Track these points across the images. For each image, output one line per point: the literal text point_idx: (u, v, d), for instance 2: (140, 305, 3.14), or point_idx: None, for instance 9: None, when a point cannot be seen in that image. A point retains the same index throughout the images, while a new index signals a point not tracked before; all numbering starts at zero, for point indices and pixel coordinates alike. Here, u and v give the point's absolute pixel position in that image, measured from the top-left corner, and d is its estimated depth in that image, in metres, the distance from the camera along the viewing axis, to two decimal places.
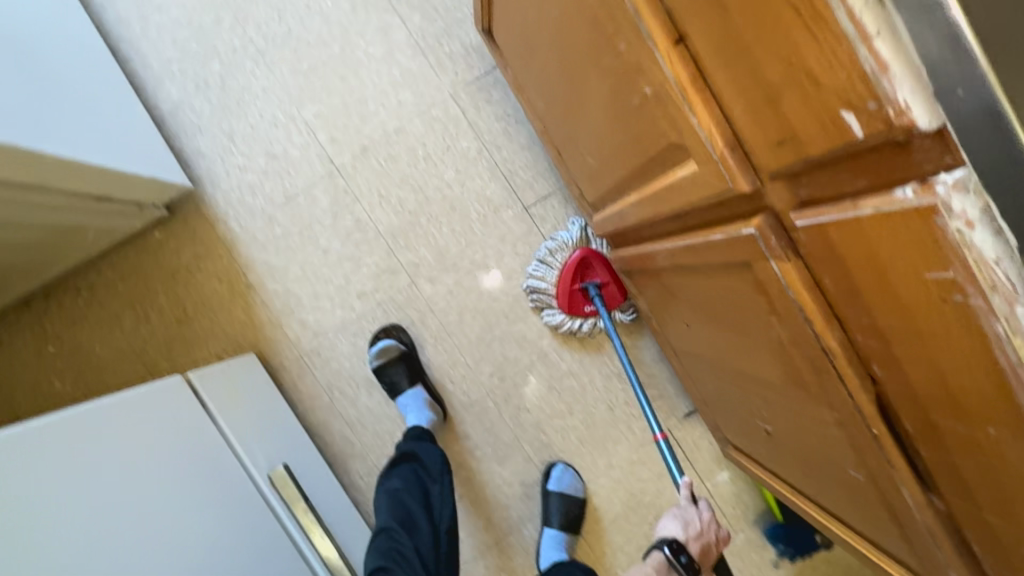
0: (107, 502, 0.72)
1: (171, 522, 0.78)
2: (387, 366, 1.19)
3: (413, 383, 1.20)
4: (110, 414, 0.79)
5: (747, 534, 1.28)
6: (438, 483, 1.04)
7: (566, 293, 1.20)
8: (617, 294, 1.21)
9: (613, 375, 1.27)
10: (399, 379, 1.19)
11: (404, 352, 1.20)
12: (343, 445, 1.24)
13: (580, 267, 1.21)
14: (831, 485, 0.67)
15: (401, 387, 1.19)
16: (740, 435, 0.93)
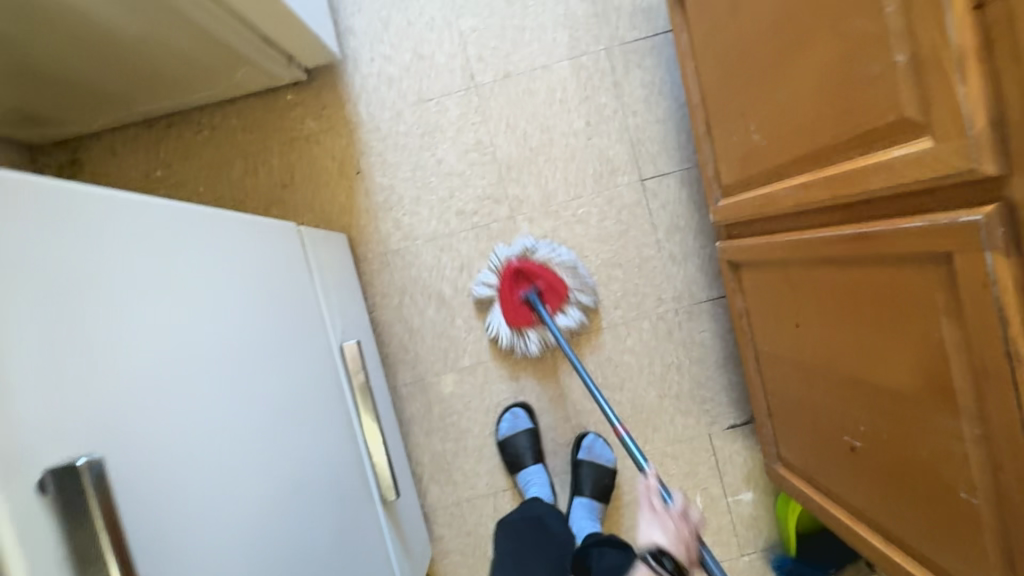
0: (237, 306, 0.71)
1: (277, 358, 0.78)
2: (513, 440, 1.23)
3: (536, 460, 1.24)
4: (242, 231, 0.79)
5: (751, 559, 1.28)
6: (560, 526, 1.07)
7: (509, 302, 1.23)
8: (556, 294, 1.23)
9: (672, 366, 1.26)
10: (526, 453, 1.23)
11: (530, 429, 1.24)
12: (398, 349, 1.26)
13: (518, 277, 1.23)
14: (919, 506, 0.66)
15: (523, 462, 1.24)
16: (804, 446, 0.93)
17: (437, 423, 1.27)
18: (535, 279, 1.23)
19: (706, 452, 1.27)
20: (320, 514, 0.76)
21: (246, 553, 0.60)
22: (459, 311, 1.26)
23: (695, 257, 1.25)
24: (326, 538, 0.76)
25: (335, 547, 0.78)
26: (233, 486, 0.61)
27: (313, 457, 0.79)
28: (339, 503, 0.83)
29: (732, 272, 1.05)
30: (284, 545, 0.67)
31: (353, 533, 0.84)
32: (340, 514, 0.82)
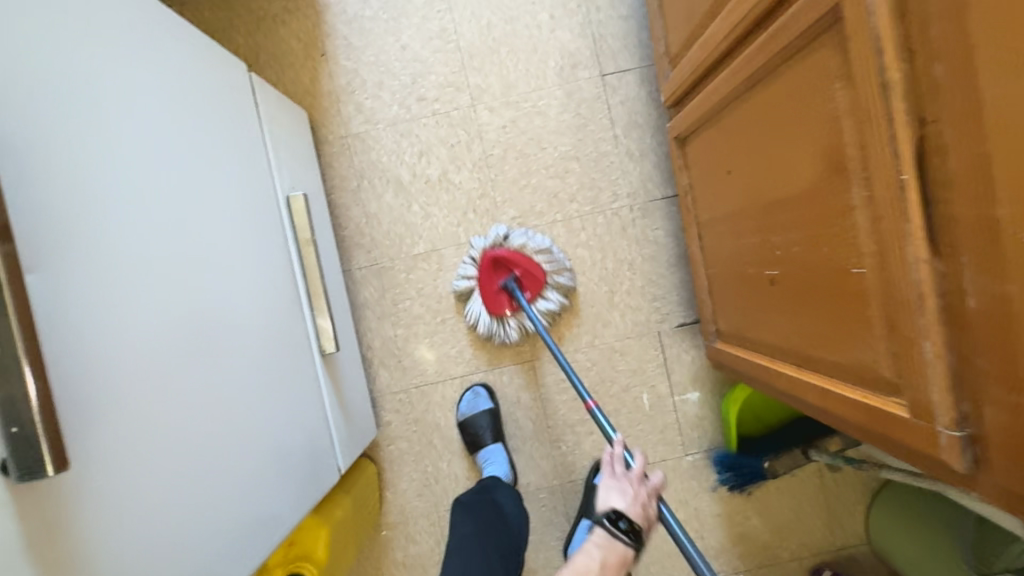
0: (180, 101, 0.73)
1: (211, 167, 0.79)
2: (472, 420, 1.24)
3: (495, 439, 1.25)
4: (194, 41, 0.80)
5: (694, 459, 1.29)
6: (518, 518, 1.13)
7: (489, 292, 1.24)
8: (536, 281, 1.24)
9: (624, 262, 1.27)
10: (485, 431, 1.23)
11: (490, 410, 1.25)
12: (354, 233, 1.28)
13: (495, 266, 1.24)
14: (821, 310, 0.67)
15: (483, 441, 1.24)
16: (735, 304, 0.94)
17: (389, 308, 1.28)
18: (516, 267, 1.22)
19: (654, 349, 1.28)
20: (235, 322, 0.77)
21: (148, 305, 0.61)
22: (416, 198, 1.27)
23: (652, 154, 1.26)
24: (240, 347, 0.77)
25: (248, 359, 0.79)
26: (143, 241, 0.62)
27: (235, 272, 0.80)
28: (259, 327, 0.84)
29: (679, 149, 1.07)
30: (193, 324, 0.68)
31: (271, 362, 0.85)
32: (256, 336, 0.83)
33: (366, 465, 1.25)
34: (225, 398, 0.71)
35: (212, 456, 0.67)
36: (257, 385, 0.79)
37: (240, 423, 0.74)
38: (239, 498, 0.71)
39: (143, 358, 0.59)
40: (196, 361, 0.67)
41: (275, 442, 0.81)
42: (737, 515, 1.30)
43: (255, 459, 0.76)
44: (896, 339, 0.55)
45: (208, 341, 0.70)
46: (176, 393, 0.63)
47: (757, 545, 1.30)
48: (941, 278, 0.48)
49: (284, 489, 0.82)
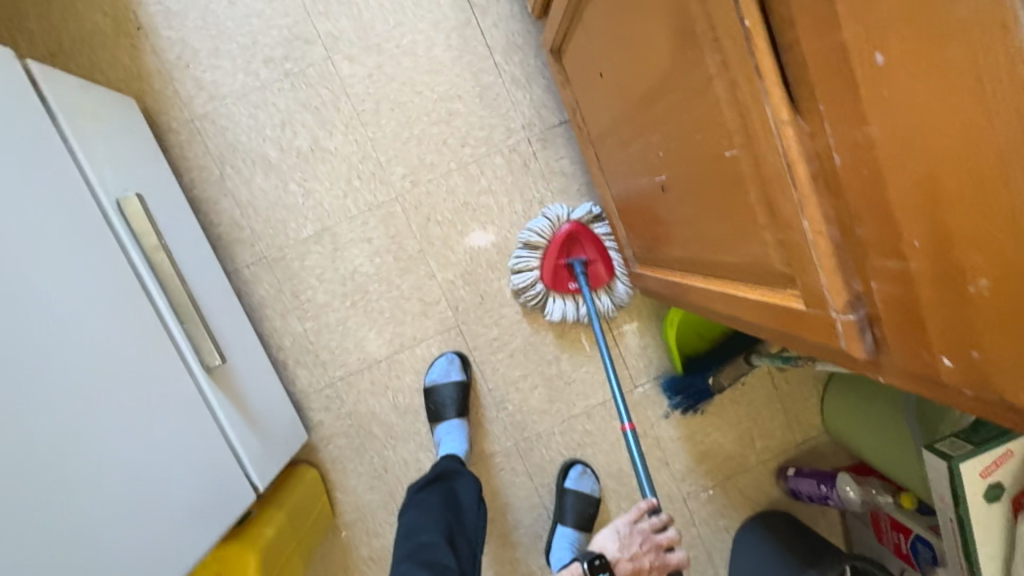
0: None
1: None
2: (438, 391, 1.16)
3: (459, 415, 1.17)
4: None
5: (645, 390, 1.24)
6: (473, 503, 1.06)
7: (551, 270, 1.15)
8: (599, 280, 1.17)
9: (534, 201, 1.17)
10: (448, 405, 1.16)
11: (460, 382, 1.17)
12: (230, 229, 1.13)
13: (567, 242, 1.15)
14: (708, 208, 0.59)
15: (444, 415, 1.16)
16: (640, 222, 0.86)
17: (292, 302, 1.16)
18: (585, 253, 1.15)
19: None
20: (47, 368, 0.66)
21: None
22: (290, 175, 1.13)
23: (540, 77, 1.14)
24: (62, 397, 0.66)
25: (87, 404, 0.69)
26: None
27: (43, 307, 0.68)
28: (99, 364, 0.72)
29: (557, 63, 0.95)
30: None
31: (128, 398, 0.75)
32: (96, 374, 0.71)
33: (305, 471, 1.17)
34: (36, 462, 0.62)
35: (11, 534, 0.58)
36: (100, 431, 0.70)
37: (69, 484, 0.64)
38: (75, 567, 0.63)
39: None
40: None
41: (146, 486, 0.73)
42: (697, 434, 1.28)
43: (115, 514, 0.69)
44: (778, 223, 0.47)
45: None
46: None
47: (722, 458, 1.29)
48: (808, 139, 0.40)
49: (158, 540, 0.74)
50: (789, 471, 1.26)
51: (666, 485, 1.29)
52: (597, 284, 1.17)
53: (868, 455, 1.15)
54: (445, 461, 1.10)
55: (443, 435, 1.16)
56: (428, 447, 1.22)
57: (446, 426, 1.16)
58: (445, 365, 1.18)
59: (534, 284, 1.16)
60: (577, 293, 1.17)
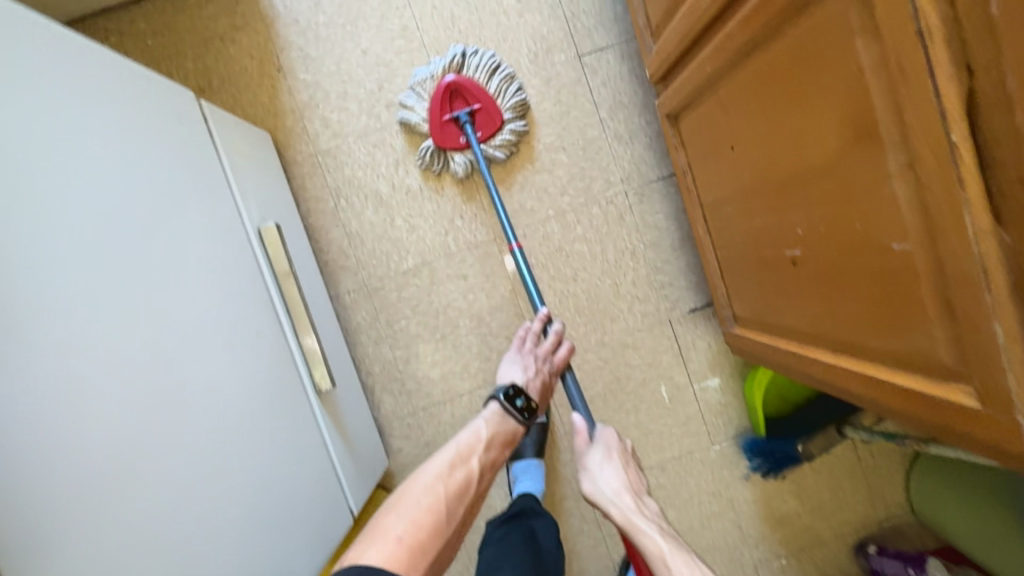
0: (125, 157, 0.69)
1: (157, 217, 0.71)
2: None
3: (536, 457, 1.18)
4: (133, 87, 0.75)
5: (722, 448, 1.23)
6: (552, 545, 1.01)
7: (438, 123, 1.13)
8: (489, 120, 1.15)
9: (626, 252, 1.20)
10: (526, 445, 1.18)
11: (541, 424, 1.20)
12: (337, 256, 1.20)
13: (450, 96, 1.14)
14: (857, 291, 0.61)
15: (523, 454, 1.18)
16: (753, 287, 0.87)
17: (385, 330, 1.21)
18: (473, 100, 1.14)
19: (667, 339, 1.22)
20: (203, 388, 0.70)
21: (73, 396, 0.54)
22: (398, 211, 1.19)
23: (642, 135, 1.19)
24: (213, 417, 0.70)
25: (234, 421, 0.74)
26: (65, 329, 0.55)
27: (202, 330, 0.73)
28: (237, 387, 0.76)
29: (672, 127, 0.99)
30: (146, 407, 0.61)
31: (257, 421, 0.78)
32: (239, 394, 0.76)
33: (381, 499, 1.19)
34: (195, 478, 0.65)
35: (175, 549, 0.60)
36: (243, 446, 0.74)
37: (217, 502, 0.67)
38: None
39: (65, 455, 0.52)
40: (151, 445, 0.61)
41: (274, 503, 0.77)
42: (773, 499, 1.25)
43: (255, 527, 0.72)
44: (958, 322, 0.48)
45: (166, 420, 0.63)
46: (124, 488, 0.57)
47: (798, 527, 1.25)
48: (1011, 250, 0.42)
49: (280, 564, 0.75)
50: (870, 548, 1.21)
51: (737, 549, 1.25)
52: (482, 134, 1.15)
53: (974, 549, 1.08)
54: (521, 499, 1.08)
55: (517, 474, 1.16)
56: (500, 485, 1.23)
57: (522, 465, 1.17)
58: None
59: (427, 151, 1.16)
60: (468, 148, 1.16)
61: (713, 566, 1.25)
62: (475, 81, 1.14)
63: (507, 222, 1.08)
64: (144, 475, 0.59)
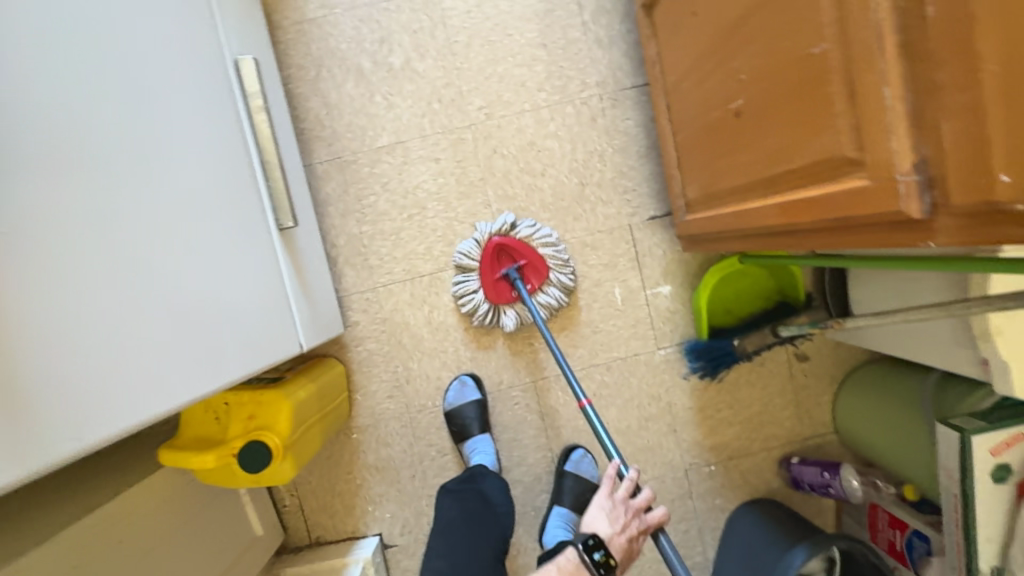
0: None
1: None
2: (460, 410, 1.23)
3: (483, 429, 1.24)
4: None
5: (667, 353, 1.29)
6: (501, 496, 1.15)
7: None
8: (538, 272, 1.23)
9: (595, 153, 1.25)
10: (473, 423, 1.22)
11: (477, 400, 1.24)
12: (314, 126, 1.22)
13: None
14: (782, 117, 0.66)
15: (469, 431, 1.23)
16: (703, 161, 0.92)
17: (354, 204, 1.24)
18: (522, 257, 1.22)
19: (625, 243, 1.27)
20: (168, 163, 0.72)
21: (47, 103, 0.56)
22: (378, 88, 1.22)
23: (621, 42, 1.23)
24: (176, 191, 0.73)
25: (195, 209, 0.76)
26: (40, 39, 0.56)
27: (171, 117, 0.75)
28: (203, 180, 0.79)
29: (646, 17, 1.04)
30: (115, 150, 0.64)
31: (220, 220, 0.81)
32: (202, 189, 0.79)
33: (333, 363, 1.22)
34: (154, 238, 0.67)
35: (136, 282, 0.63)
36: (203, 236, 0.76)
37: (174, 268, 0.69)
38: (177, 341, 0.68)
39: (35, 152, 0.54)
40: (116, 184, 0.63)
41: (232, 300, 0.80)
42: (709, 407, 1.31)
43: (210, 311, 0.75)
44: (856, 104, 0.53)
45: (128, 174, 0.65)
46: (87, 207, 0.59)
47: (729, 436, 1.32)
48: (902, 10, 0.47)
49: (231, 351, 0.78)
50: (793, 459, 1.28)
51: (670, 452, 1.31)
52: (531, 285, 1.23)
53: (882, 461, 1.16)
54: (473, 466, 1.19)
55: (471, 450, 1.23)
56: (451, 367, 1.27)
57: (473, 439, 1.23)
58: (463, 384, 1.25)
59: None
60: None
61: (647, 466, 1.31)
62: (523, 241, 1.22)
63: (562, 355, 1.10)
64: (107, 206, 0.61)
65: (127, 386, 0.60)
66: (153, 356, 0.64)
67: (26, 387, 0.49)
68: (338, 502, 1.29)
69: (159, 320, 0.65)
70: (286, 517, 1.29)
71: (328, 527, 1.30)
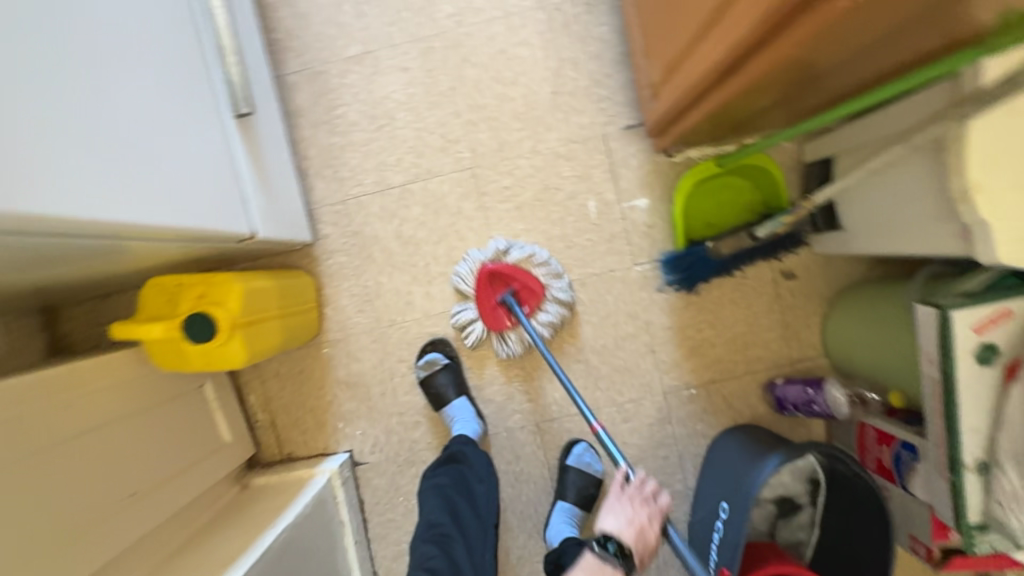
0: None
1: None
2: (434, 379, 1.23)
3: (460, 395, 1.24)
4: None
5: (644, 270, 1.24)
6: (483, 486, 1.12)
7: None
8: (533, 294, 1.21)
9: (568, 61, 1.21)
10: (447, 388, 1.23)
11: (450, 368, 1.24)
12: (284, 37, 1.22)
13: None
14: None
15: (447, 397, 1.23)
16: (665, 32, 0.88)
17: (324, 115, 1.23)
18: (513, 282, 1.20)
19: (600, 154, 1.23)
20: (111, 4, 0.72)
21: None
22: None
23: None
24: (111, 27, 0.71)
25: (137, 59, 0.75)
26: None
27: None
28: (139, 25, 0.77)
29: None
30: None
31: (163, 81, 0.80)
32: (147, 46, 0.78)
33: (303, 274, 1.22)
34: (92, 64, 0.66)
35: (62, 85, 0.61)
36: (145, 87, 0.76)
37: (109, 98, 0.68)
38: (105, 161, 0.66)
39: None
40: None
41: (172, 155, 0.79)
42: (689, 327, 1.25)
43: (149, 159, 0.74)
44: None
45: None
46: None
47: (711, 358, 1.26)
48: None
49: (163, 196, 0.76)
50: (778, 380, 1.22)
51: (648, 374, 1.26)
52: (529, 308, 1.21)
53: (875, 374, 1.09)
54: (453, 444, 1.17)
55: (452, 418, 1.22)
56: (422, 283, 1.26)
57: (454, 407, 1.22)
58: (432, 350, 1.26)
59: None
60: None
61: (624, 388, 1.26)
62: (516, 265, 1.21)
63: (579, 395, 1.09)
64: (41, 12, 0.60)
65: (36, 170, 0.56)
66: (67, 158, 0.61)
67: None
68: (310, 418, 1.28)
69: (76, 126, 0.62)
70: (258, 432, 1.29)
71: (299, 444, 1.29)
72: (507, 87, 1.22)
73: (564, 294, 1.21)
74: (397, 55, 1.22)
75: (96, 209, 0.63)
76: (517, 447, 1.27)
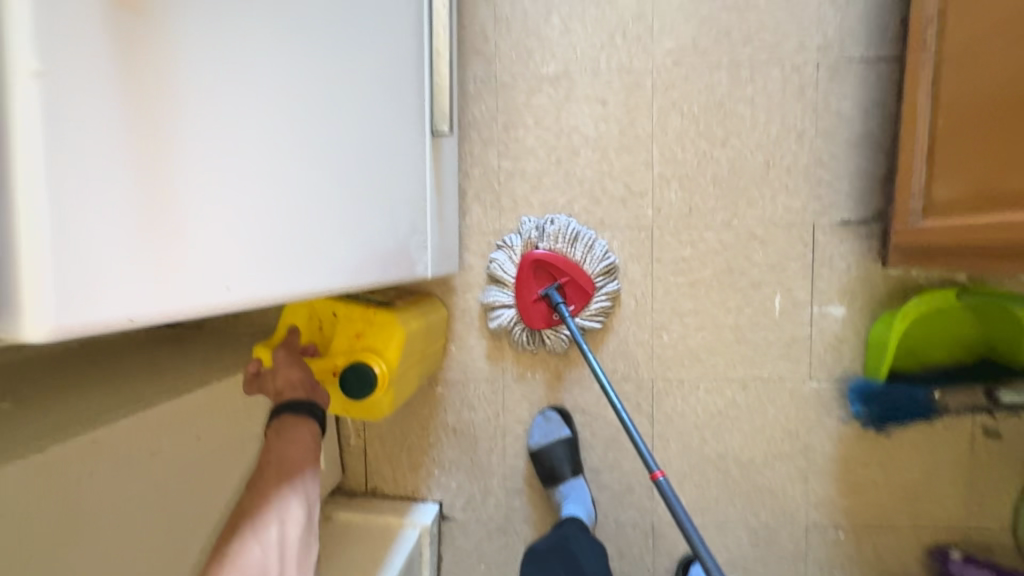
0: None
1: None
2: (549, 450, 1.07)
3: (575, 471, 1.08)
4: None
5: (819, 386, 1.07)
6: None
7: None
8: (580, 291, 1.06)
9: (792, 131, 1.04)
10: (563, 463, 1.07)
11: (567, 438, 1.09)
12: (476, 38, 1.08)
13: None
14: None
15: (561, 472, 1.07)
16: (986, 156, 0.72)
17: (499, 134, 1.09)
18: (560, 275, 1.05)
19: (803, 245, 1.05)
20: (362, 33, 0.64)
21: None
22: (557, 8, 1.06)
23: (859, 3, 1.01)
24: (359, 61, 0.64)
25: (376, 92, 0.68)
26: None
27: None
28: (383, 51, 0.69)
29: None
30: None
31: (394, 111, 0.72)
32: (386, 75, 0.70)
33: (440, 305, 1.10)
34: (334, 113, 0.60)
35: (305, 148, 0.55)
36: (378, 125, 0.69)
37: (344, 148, 0.62)
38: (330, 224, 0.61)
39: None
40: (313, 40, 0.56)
41: (387, 196, 0.72)
42: (854, 463, 1.08)
43: (369, 208, 0.68)
44: None
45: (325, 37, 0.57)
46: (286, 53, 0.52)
47: (871, 504, 1.08)
48: None
49: (371, 240, 0.69)
50: (952, 552, 1.03)
51: (793, 503, 1.09)
52: (576, 308, 1.06)
53: None
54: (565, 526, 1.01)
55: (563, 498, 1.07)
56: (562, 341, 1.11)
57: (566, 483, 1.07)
58: (549, 417, 1.10)
59: None
60: None
61: (761, 511, 1.10)
62: (562, 254, 1.05)
63: (638, 435, 0.93)
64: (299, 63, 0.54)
65: (276, 240, 0.53)
66: (301, 227, 0.57)
67: (187, 210, 0.44)
68: (405, 456, 1.17)
69: (307, 182, 0.57)
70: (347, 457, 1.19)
71: (386, 480, 1.17)
72: (714, 147, 1.05)
73: (614, 286, 1.06)
74: (597, 85, 1.06)
75: (316, 270, 0.59)
76: (623, 544, 1.13)
